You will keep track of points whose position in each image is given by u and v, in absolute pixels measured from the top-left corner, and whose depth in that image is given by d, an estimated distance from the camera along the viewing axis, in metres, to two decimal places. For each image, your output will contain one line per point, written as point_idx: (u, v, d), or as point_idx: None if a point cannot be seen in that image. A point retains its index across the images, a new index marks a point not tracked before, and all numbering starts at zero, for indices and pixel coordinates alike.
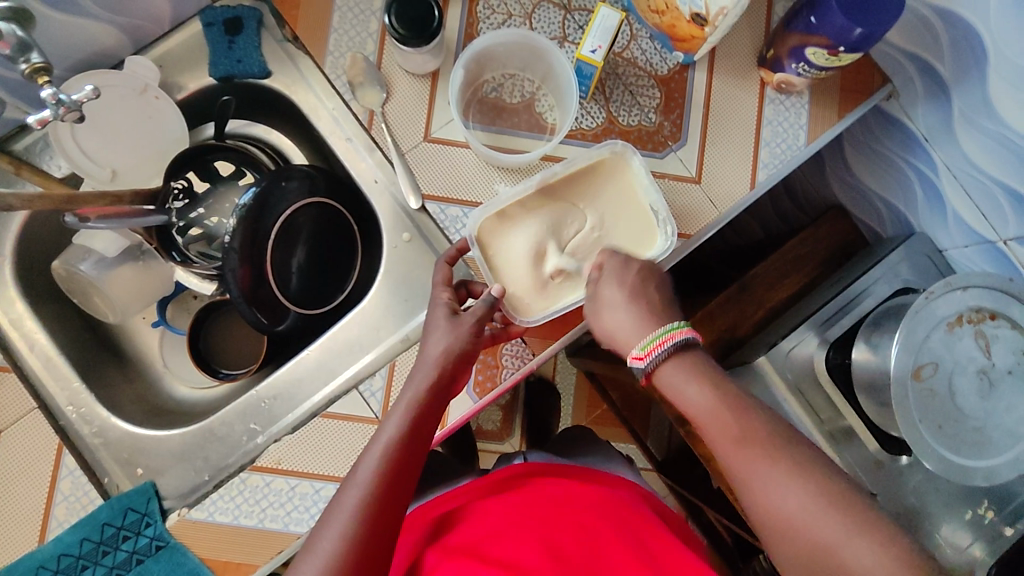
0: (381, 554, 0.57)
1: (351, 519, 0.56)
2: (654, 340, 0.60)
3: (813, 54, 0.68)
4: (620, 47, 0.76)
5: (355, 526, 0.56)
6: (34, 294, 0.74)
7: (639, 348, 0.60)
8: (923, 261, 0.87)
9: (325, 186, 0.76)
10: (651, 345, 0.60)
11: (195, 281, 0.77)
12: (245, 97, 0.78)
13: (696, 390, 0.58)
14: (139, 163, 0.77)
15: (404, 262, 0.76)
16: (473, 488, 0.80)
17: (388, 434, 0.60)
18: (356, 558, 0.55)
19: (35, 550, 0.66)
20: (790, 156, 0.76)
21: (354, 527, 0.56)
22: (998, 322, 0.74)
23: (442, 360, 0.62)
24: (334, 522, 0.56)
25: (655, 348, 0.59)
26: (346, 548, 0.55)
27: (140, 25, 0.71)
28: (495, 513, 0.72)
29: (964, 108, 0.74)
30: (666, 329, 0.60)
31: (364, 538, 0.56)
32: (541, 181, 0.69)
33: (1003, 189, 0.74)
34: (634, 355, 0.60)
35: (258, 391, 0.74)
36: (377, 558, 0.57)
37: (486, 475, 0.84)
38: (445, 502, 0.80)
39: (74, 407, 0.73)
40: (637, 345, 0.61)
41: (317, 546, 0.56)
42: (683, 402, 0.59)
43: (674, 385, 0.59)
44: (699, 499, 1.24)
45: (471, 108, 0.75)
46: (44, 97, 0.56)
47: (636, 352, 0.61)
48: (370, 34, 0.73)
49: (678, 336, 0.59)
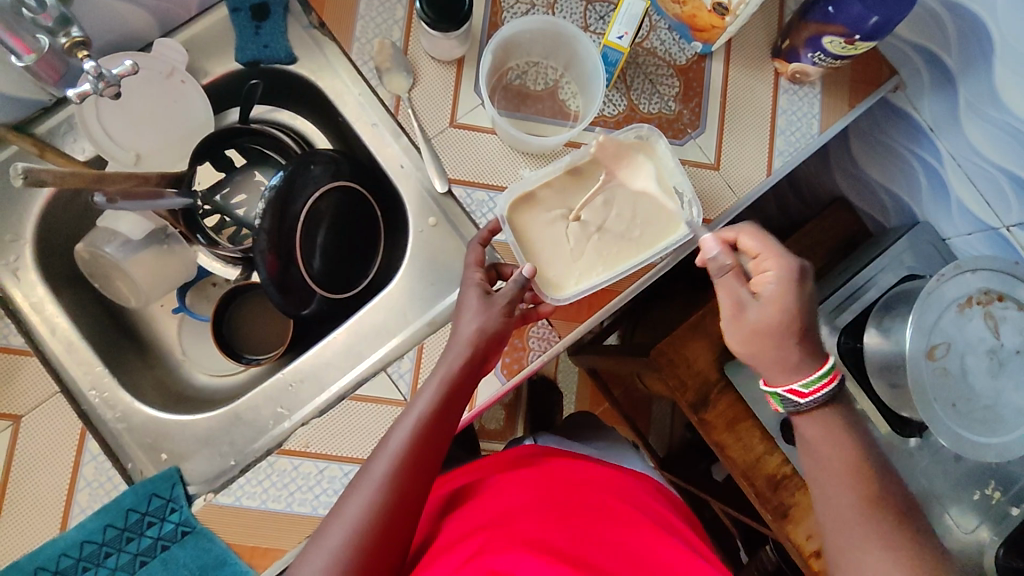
0: (405, 520, 0.58)
1: (380, 488, 0.57)
2: (818, 381, 0.63)
3: (830, 43, 0.71)
4: (641, 37, 0.78)
5: (383, 493, 0.57)
6: (54, 278, 0.73)
7: (803, 385, 0.64)
8: (926, 249, 0.90)
9: (349, 170, 0.77)
10: (815, 385, 0.63)
11: (219, 265, 0.80)
12: (272, 83, 0.79)
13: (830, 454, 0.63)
14: (164, 148, 0.76)
15: (430, 246, 0.76)
16: (492, 461, 0.79)
17: (420, 409, 0.60)
18: (381, 526, 0.56)
19: (58, 537, 0.65)
20: (804, 144, 0.78)
21: (381, 495, 0.57)
22: (1005, 304, 0.76)
23: (475, 340, 0.62)
24: (363, 488, 0.57)
25: (818, 389, 0.63)
26: (372, 516, 0.56)
27: (169, 9, 0.71)
28: (511, 483, 0.70)
29: (970, 98, 0.77)
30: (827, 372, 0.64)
31: (391, 506, 0.57)
32: (570, 164, 0.71)
33: (1007, 175, 0.77)
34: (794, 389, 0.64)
35: (285, 374, 0.74)
36: (400, 527, 0.58)
37: (497, 454, 0.83)
38: (463, 475, 0.79)
39: (97, 392, 0.72)
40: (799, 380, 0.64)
41: (343, 510, 0.56)
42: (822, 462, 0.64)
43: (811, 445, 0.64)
44: (705, 493, 1.24)
45: (496, 95, 0.76)
46: (86, 70, 0.56)
47: (797, 388, 0.64)
48: (397, 21, 0.74)
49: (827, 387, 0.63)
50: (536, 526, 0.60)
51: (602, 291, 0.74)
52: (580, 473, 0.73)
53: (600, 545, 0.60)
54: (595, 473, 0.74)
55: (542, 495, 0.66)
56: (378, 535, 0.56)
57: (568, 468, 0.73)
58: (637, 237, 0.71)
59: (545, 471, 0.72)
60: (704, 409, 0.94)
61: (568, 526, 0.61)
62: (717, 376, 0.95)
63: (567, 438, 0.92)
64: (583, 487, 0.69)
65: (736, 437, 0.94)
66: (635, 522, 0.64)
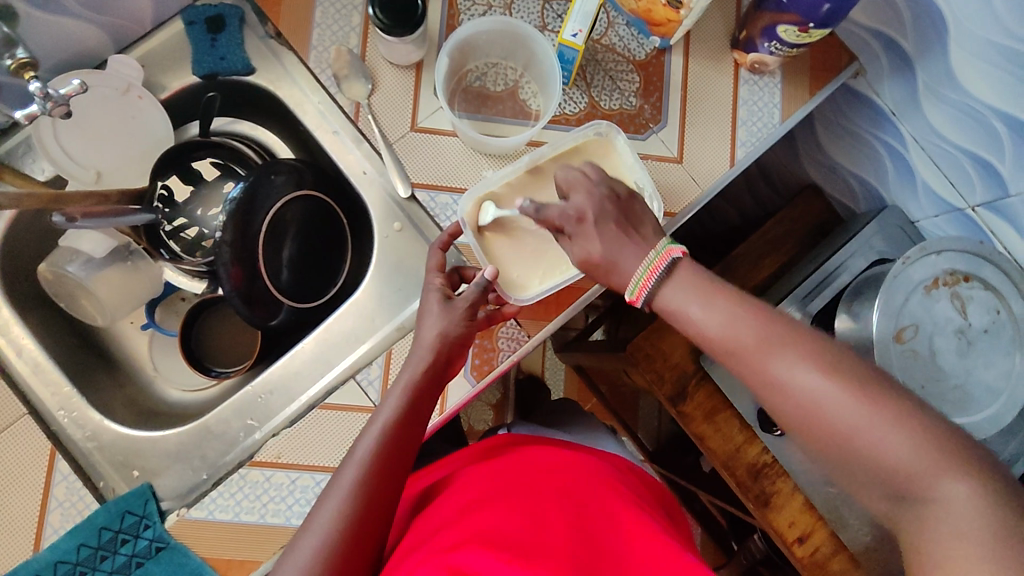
0: (377, 527, 0.57)
1: (350, 494, 0.56)
2: (641, 280, 0.58)
3: (785, 32, 0.71)
4: (598, 34, 0.79)
5: (354, 502, 0.56)
6: (20, 300, 0.73)
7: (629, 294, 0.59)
8: (896, 232, 0.90)
9: (312, 178, 0.76)
10: (638, 288, 0.58)
11: (185, 280, 0.79)
12: (231, 94, 0.78)
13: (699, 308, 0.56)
14: (124, 165, 0.76)
15: (395, 251, 0.76)
16: (463, 454, 0.79)
17: (386, 416, 0.60)
18: (354, 533, 0.56)
19: (31, 559, 0.65)
20: (765, 134, 0.78)
21: (352, 503, 0.56)
22: (972, 284, 0.77)
23: (438, 344, 0.62)
24: (333, 497, 0.56)
25: (643, 289, 0.58)
26: (345, 525, 0.55)
27: (123, 25, 0.72)
28: (481, 474, 0.70)
29: (929, 81, 0.77)
30: (654, 256, 0.58)
31: (362, 514, 0.56)
32: (531, 163, 0.71)
33: (969, 156, 0.78)
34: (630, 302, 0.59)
35: (254, 387, 0.74)
36: (371, 532, 0.57)
37: (468, 447, 0.83)
38: (434, 471, 0.79)
39: (65, 412, 0.72)
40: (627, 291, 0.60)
41: (314, 522, 0.55)
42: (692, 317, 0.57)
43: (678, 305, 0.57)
44: (694, 485, 1.25)
45: (456, 98, 0.76)
46: (31, 91, 0.57)
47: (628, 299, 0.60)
48: (353, 28, 0.74)
49: (643, 291, 0.58)
50: (506, 517, 0.59)
51: (568, 289, 0.74)
52: (550, 458, 0.72)
53: (571, 533, 0.59)
54: (566, 459, 0.74)
55: (512, 483, 0.66)
56: (350, 543, 0.55)
57: (539, 455, 0.73)
58: None
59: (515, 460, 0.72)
60: (682, 402, 0.95)
61: (538, 513, 0.61)
62: (694, 368, 0.95)
63: (543, 426, 0.92)
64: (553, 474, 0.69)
65: (715, 428, 0.94)
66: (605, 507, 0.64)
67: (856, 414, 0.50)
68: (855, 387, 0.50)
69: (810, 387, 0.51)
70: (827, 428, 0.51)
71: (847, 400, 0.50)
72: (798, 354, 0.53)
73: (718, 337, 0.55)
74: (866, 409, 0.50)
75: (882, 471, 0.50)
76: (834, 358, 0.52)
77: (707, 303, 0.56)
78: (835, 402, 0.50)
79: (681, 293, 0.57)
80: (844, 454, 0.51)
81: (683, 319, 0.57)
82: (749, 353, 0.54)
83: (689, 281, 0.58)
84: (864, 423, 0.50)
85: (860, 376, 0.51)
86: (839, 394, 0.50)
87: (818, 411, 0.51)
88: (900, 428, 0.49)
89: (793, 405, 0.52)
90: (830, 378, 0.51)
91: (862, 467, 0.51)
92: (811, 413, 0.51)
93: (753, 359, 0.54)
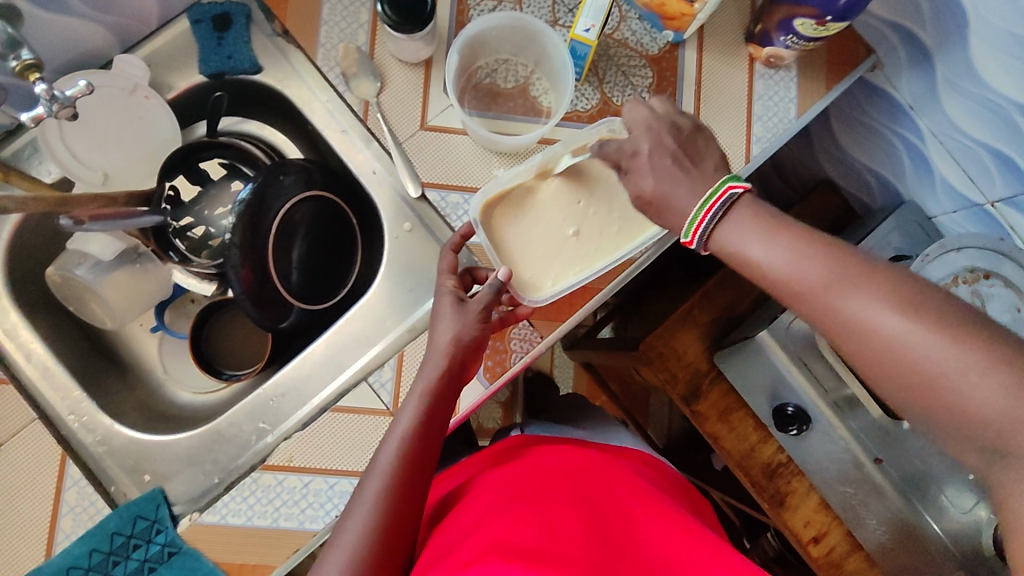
0: (403, 538, 0.58)
1: (375, 508, 0.56)
2: (696, 219, 0.53)
3: (802, 25, 0.69)
4: (611, 29, 0.77)
5: (378, 514, 0.56)
6: (28, 303, 0.73)
7: (686, 235, 0.55)
8: (913, 228, 0.89)
9: (322, 178, 0.76)
10: (693, 226, 0.54)
11: (194, 281, 0.79)
12: (237, 94, 0.77)
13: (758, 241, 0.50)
14: (131, 166, 0.75)
15: (406, 251, 0.75)
16: (481, 456, 0.79)
17: (404, 424, 0.60)
18: (381, 547, 0.56)
19: (43, 565, 0.64)
20: (782, 129, 0.77)
21: (377, 516, 0.56)
22: (992, 281, 0.73)
23: (451, 348, 0.61)
24: (357, 512, 0.56)
25: (699, 228, 0.53)
26: (371, 539, 0.55)
27: (128, 24, 0.71)
28: (500, 477, 0.69)
29: (948, 74, 0.75)
30: (712, 192, 0.53)
31: (387, 526, 0.56)
32: (543, 161, 0.68)
33: (989, 151, 0.76)
34: (684, 245, 0.55)
35: (265, 389, 0.73)
36: (399, 544, 0.57)
37: (485, 448, 0.82)
38: (453, 475, 0.78)
39: (75, 417, 0.71)
40: (682, 233, 0.56)
41: (340, 536, 0.56)
42: (749, 254, 0.51)
43: (734, 242, 0.51)
44: (706, 483, 1.24)
45: (466, 95, 0.75)
46: (37, 93, 0.56)
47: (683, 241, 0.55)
48: (361, 24, 0.72)
49: (699, 231, 0.54)
50: (528, 522, 0.59)
51: (583, 289, 0.73)
52: (568, 460, 0.72)
53: (591, 536, 0.58)
54: (584, 458, 0.73)
55: (532, 486, 0.65)
56: (378, 557, 0.55)
57: (557, 457, 0.72)
58: (613, 231, 0.70)
59: (533, 462, 0.71)
60: (696, 400, 0.94)
61: (560, 517, 0.60)
62: (708, 367, 0.95)
63: (556, 423, 0.91)
64: (571, 475, 0.68)
65: (730, 427, 0.93)
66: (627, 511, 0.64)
67: (935, 353, 0.41)
68: (937, 322, 0.42)
69: (882, 325, 0.43)
70: (901, 371, 0.43)
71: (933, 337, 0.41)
72: (871, 287, 0.44)
73: (777, 274, 0.49)
74: (949, 347, 0.41)
75: (971, 426, 0.40)
76: (916, 293, 0.43)
77: (766, 238, 0.50)
78: (918, 339, 0.42)
79: (738, 228, 0.52)
80: (923, 404, 0.42)
81: (738, 256, 0.51)
82: (812, 290, 0.47)
83: (749, 215, 0.52)
84: (953, 364, 0.40)
85: (947, 312, 0.42)
86: (917, 330, 0.42)
87: (895, 352, 0.43)
88: (995, 372, 0.39)
89: (864, 346, 0.44)
90: (907, 315, 0.43)
91: (946, 422, 0.42)
92: (883, 354, 0.43)
93: (816, 295, 0.47)
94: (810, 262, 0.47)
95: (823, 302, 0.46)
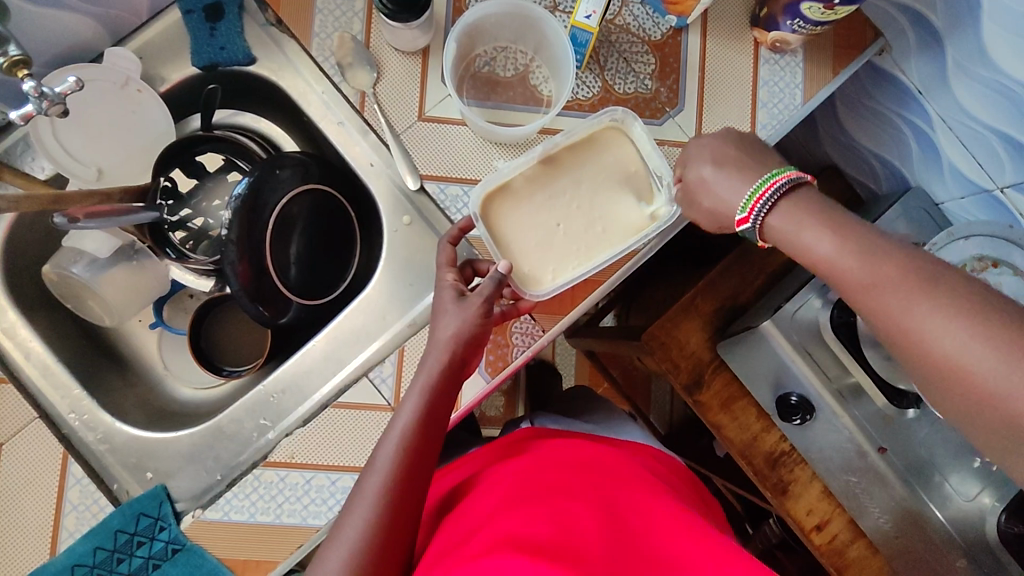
0: (404, 535, 0.57)
1: (375, 506, 0.56)
2: (755, 195, 0.56)
3: (809, 9, 0.67)
4: (612, 14, 0.75)
5: (379, 510, 0.56)
6: (25, 302, 0.72)
7: (741, 211, 0.57)
8: (919, 215, 0.87)
9: (319, 172, 0.74)
10: (751, 202, 0.56)
11: (192, 278, 0.77)
12: (232, 85, 0.76)
13: (816, 233, 0.52)
14: (125, 160, 0.74)
15: (406, 246, 0.74)
16: (486, 451, 0.79)
17: (406, 418, 0.59)
18: (381, 543, 0.55)
19: (47, 563, 0.65)
20: (787, 116, 0.75)
21: (378, 511, 0.56)
22: (1000, 270, 0.72)
23: (452, 344, 0.60)
24: (358, 509, 0.56)
25: (756, 205, 0.56)
26: (369, 536, 0.55)
27: (118, 15, 0.69)
28: (508, 471, 0.69)
29: (959, 58, 0.74)
30: (773, 174, 0.56)
31: (390, 520, 0.56)
32: (543, 152, 0.68)
33: (999, 136, 0.74)
34: (738, 221, 0.57)
35: (266, 386, 0.73)
36: (402, 543, 0.57)
37: (494, 442, 0.82)
38: (461, 468, 0.78)
39: (76, 415, 0.71)
40: (738, 209, 0.58)
41: (341, 533, 0.55)
42: (807, 244, 0.52)
43: (793, 229, 0.53)
44: (709, 470, 1.24)
45: (465, 84, 0.74)
46: (26, 91, 0.54)
47: (738, 216, 0.58)
48: (356, 13, 0.71)
49: (750, 213, 0.56)
50: (528, 520, 0.58)
51: (585, 282, 0.72)
52: (574, 454, 0.71)
53: (597, 535, 0.58)
54: (595, 453, 0.72)
55: (538, 482, 0.65)
56: (380, 553, 0.55)
57: (562, 453, 0.71)
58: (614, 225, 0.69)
59: (542, 456, 0.71)
60: (699, 390, 0.93)
61: (567, 513, 0.60)
62: (710, 357, 0.94)
63: (562, 416, 0.91)
64: (582, 470, 0.68)
65: (732, 416, 0.92)
66: (634, 509, 0.63)
67: (990, 367, 0.41)
68: (1001, 336, 0.41)
69: (943, 330, 0.44)
70: (955, 381, 0.43)
71: (991, 353, 0.42)
72: (935, 295, 0.45)
73: (841, 270, 0.50)
74: (1007, 362, 0.41)
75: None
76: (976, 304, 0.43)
77: (827, 232, 0.51)
78: (976, 351, 0.42)
79: (799, 219, 0.53)
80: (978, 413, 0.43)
81: (801, 246, 0.53)
82: (872, 291, 0.48)
83: (811, 209, 0.53)
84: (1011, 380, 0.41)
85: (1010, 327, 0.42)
86: (975, 342, 0.42)
87: (952, 361, 0.43)
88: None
89: (920, 351, 0.45)
90: (966, 325, 0.43)
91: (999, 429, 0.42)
92: (939, 360, 0.44)
93: (878, 295, 0.48)
94: (873, 262, 0.48)
95: (884, 303, 0.47)
